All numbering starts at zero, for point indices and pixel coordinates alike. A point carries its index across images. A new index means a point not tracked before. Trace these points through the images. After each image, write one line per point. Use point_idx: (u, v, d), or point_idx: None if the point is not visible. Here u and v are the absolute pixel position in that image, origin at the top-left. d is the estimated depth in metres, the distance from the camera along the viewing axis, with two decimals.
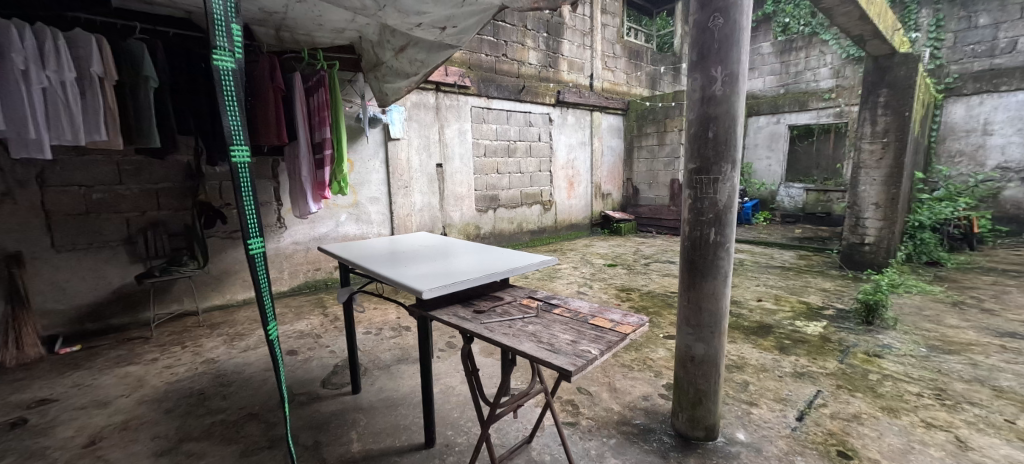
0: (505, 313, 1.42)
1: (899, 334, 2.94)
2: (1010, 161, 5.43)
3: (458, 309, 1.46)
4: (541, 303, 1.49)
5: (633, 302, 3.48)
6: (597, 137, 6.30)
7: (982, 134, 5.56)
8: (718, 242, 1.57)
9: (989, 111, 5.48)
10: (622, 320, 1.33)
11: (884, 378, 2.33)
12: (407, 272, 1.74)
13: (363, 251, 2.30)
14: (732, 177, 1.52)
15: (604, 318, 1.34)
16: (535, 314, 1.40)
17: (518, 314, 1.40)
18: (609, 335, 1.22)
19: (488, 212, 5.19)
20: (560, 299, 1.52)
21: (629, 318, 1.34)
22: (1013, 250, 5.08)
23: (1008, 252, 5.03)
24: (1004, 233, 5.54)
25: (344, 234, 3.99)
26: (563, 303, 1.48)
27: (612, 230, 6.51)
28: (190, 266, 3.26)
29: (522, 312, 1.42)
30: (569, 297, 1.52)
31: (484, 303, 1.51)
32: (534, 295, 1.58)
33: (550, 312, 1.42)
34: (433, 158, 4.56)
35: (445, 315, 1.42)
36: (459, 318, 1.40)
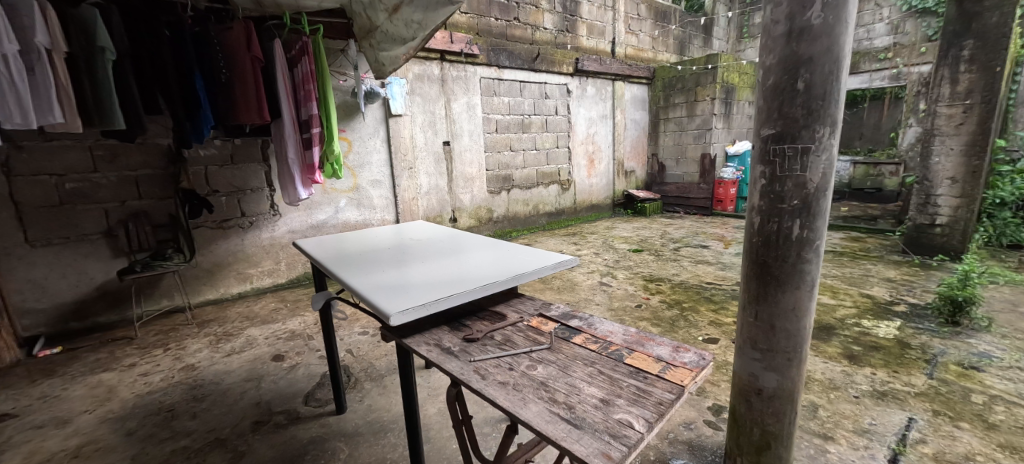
0: (504, 343, 0.99)
1: (996, 339, 2.50)
2: None
3: (442, 335, 1.04)
4: (555, 326, 1.06)
5: (664, 296, 3.01)
6: (620, 109, 5.74)
7: None
8: (804, 240, 1.12)
9: None
10: (674, 357, 0.90)
11: (992, 402, 1.92)
12: (382, 278, 1.31)
13: (344, 247, 1.89)
14: (830, 146, 1.06)
15: (646, 353, 0.91)
16: (547, 346, 0.96)
17: (523, 346, 0.97)
18: (657, 390, 0.79)
19: (501, 194, 4.78)
20: (583, 319, 1.09)
21: (684, 355, 0.91)
22: None
23: None
24: None
25: (344, 222, 3.60)
26: (586, 327, 1.04)
27: (636, 210, 6.01)
28: (175, 260, 2.77)
29: (530, 343, 0.99)
30: (594, 316, 1.09)
31: (481, 325, 1.09)
32: (545, 313, 1.15)
33: (568, 341, 0.99)
34: (440, 135, 4.13)
35: (422, 345, 1.00)
36: (439, 350, 0.97)
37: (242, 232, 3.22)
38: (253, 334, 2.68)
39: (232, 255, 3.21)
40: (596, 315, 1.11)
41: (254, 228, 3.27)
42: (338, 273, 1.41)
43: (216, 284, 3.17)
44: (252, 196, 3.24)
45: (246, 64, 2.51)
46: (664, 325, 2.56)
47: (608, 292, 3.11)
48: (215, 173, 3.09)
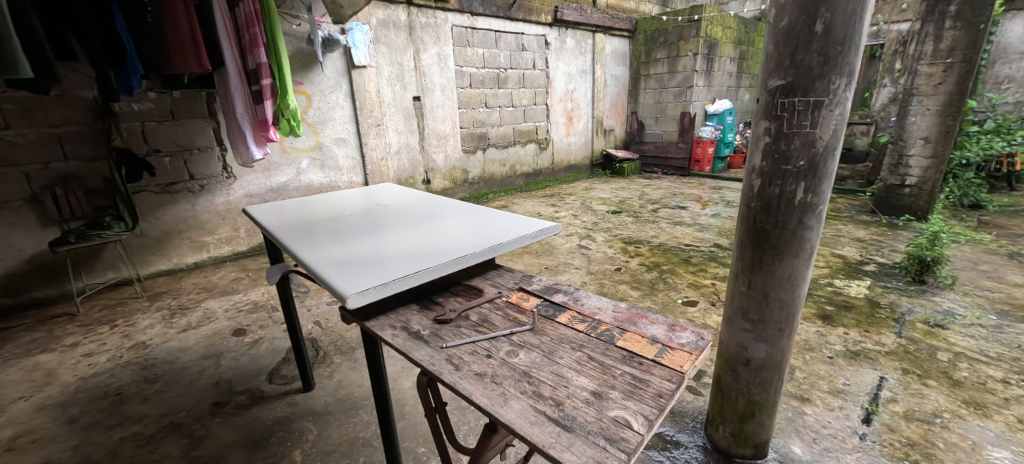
0: (482, 325, 0.87)
1: (958, 296, 2.57)
2: None
3: (411, 317, 0.92)
4: (537, 303, 0.95)
5: (644, 259, 2.96)
6: (600, 64, 5.49)
7: None
8: (807, 206, 1.03)
9: None
10: (669, 338, 0.81)
11: (957, 359, 1.97)
12: (341, 250, 1.16)
13: (302, 213, 1.71)
14: (845, 100, 0.95)
15: (638, 334, 0.82)
16: (530, 327, 0.85)
17: (502, 329, 0.85)
18: (655, 379, 0.69)
19: (476, 154, 4.56)
20: (569, 294, 0.99)
21: (680, 335, 0.82)
22: None
23: None
24: None
25: (308, 184, 3.33)
26: (572, 303, 0.94)
27: (614, 171, 5.91)
28: (115, 229, 2.48)
29: (510, 324, 0.87)
30: (581, 290, 0.99)
31: (454, 303, 0.97)
32: (525, 287, 1.04)
33: (552, 320, 0.88)
34: (409, 90, 3.84)
35: (387, 329, 0.88)
36: (406, 335, 0.85)
37: (192, 196, 2.91)
38: (211, 307, 2.47)
39: (184, 222, 2.92)
40: (583, 289, 1.01)
41: (206, 192, 2.96)
42: (291, 243, 1.25)
43: (168, 254, 2.90)
44: (201, 157, 2.90)
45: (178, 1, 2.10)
46: (644, 288, 2.52)
47: (587, 255, 3.03)
48: (154, 130, 2.71)
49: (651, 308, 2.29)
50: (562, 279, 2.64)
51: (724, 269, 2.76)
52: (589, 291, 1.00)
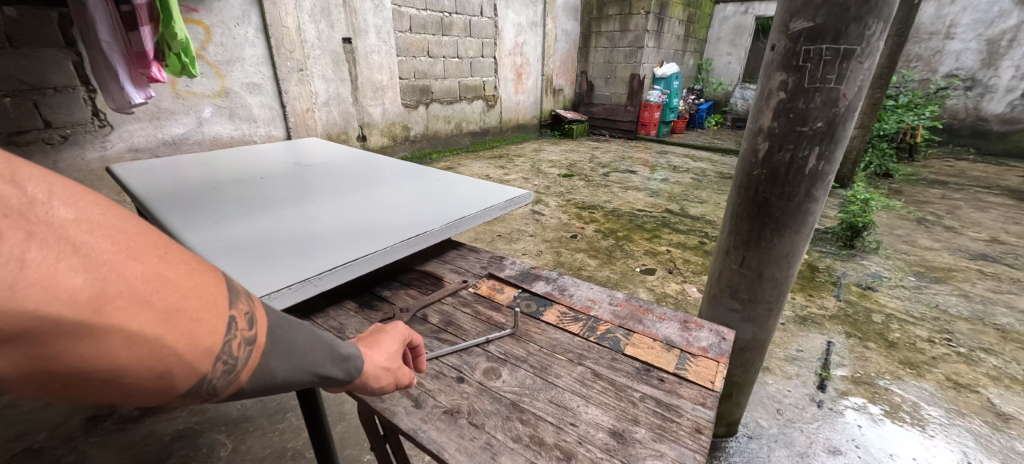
0: (444, 331, 0.74)
1: (882, 260, 2.74)
2: (962, 68, 4.97)
3: (348, 321, 0.77)
4: (522, 299, 0.81)
5: (599, 225, 2.84)
6: (551, 16, 5.17)
7: (944, 38, 5.02)
8: (816, 175, 0.90)
9: (956, 12, 4.89)
10: (684, 339, 0.70)
11: (889, 321, 2.07)
12: (247, 227, 0.88)
13: (201, 170, 1.36)
14: (875, 52, 0.80)
15: (646, 335, 0.70)
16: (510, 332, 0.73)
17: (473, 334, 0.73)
18: (683, 399, 0.60)
19: (418, 108, 4.16)
20: (555, 283, 0.86)
21: (696, 335, 0.71)
22: (946, 162, 4.86)
23: (943, 164, 4.81)
24: (935, 142, 5.26)
25: (213, 137, 2.80)
26: (560, 296, 0.81)
27: (563, 132, 5.75)
28: None
29: (484, 327, 0.75)
30: (566, 277, 0.86)
31: (404, 300, 0.83)
32: (498, 276, 0.89)
33: (534, 318, 0.76)
34: (337, 30, 3.32)
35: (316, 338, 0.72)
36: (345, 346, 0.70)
37: (50, 150, 2.26)
38: None
39: None
40: (570, 276, 0.88)
41: (70, 145, 2.32)
42: (176, 213, 0.95)
43: None
44: (58, 99, 2.23)
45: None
46: (601, 257, 2.41)
47: (540, 222, 2.86)
48: None
49: (611, 278, 2.19)
50: (516, 248, 2.46)
51: (677, 235, 2.72)
52: (579, 279, 0.87)
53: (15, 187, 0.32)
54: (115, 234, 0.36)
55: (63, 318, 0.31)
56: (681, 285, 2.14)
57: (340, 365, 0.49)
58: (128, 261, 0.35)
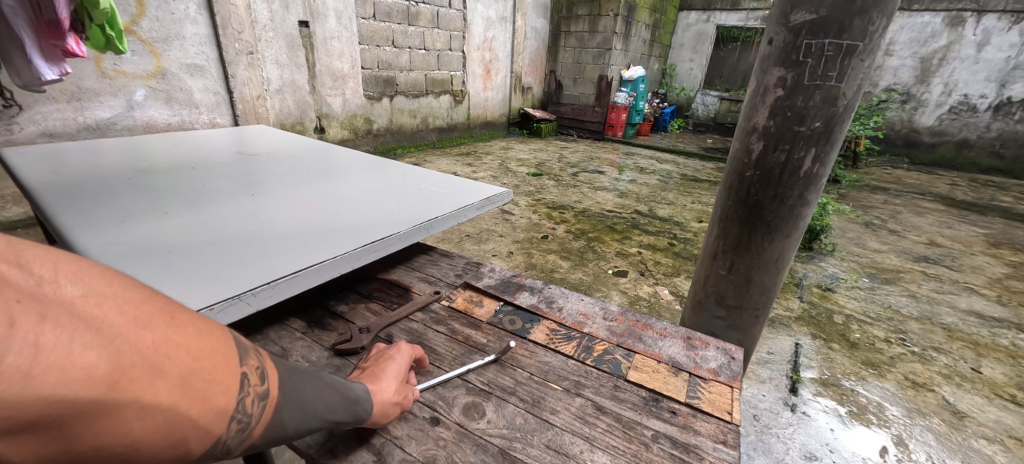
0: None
1: (838, 262, 2.84)
2: (899, 83, 5.28)
3: (292, 346, 0.72)
4: (519, 317, 0.83)
5: (570, 225, 2.79)
6: (521, 13, 5.09)
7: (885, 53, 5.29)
8: (811, 178, 0.86)
9: (896, 31, 5.17)
10: (693, 360, 0.75)
11: (849, 321, 2.13)
12: (168, 226, 0.75)
13: (123, 156, 1.18)
14: (878, 47, 0.76)
15: (652, 355, 0.75)
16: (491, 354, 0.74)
17: (449, 360, 0.73)
18: (701, 426, 0.63)
19: (382, 101, 3.96)
20: (540, 295, 0.89)
21: (705, 354, 0.77)
22: (886, 170, 5.16)
23: (883, 171, 5.10)
24: (875, 151, 5.57)
25: (147, 123, 2.51)
26: (553, 312, 0.84)
27: (531, 131, 5.69)
28: None
29: (461, 351, 0.75)
30: (552, 289, 0.90)
31: (364, 318, 0.80)
32: (483, 287, 0.90)
33: (527, 339, 0.78)
34: (293, 13, 3.08)
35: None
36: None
37: None
38: None
39: None
40: (554, 286, 0.92)
41: None
42: (76, 206, 0.79)
43: None
44: None
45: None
46: (573, 258, 2.35)
47: (510, 222, 2.77)
48: None
49: (583, 280, 2.13)
50: (486, 249, 2.36)
51: (647, 237, 2.71)
52: (566, 289, 0.91)
53: (24, 273, 0.36)
54: (125, 308, 0.40)
55: (81, 398, 0.35)
56: (653, 288, 2.11)
57: (349, 410, 0.55)
58: (139, 334, 0.40)
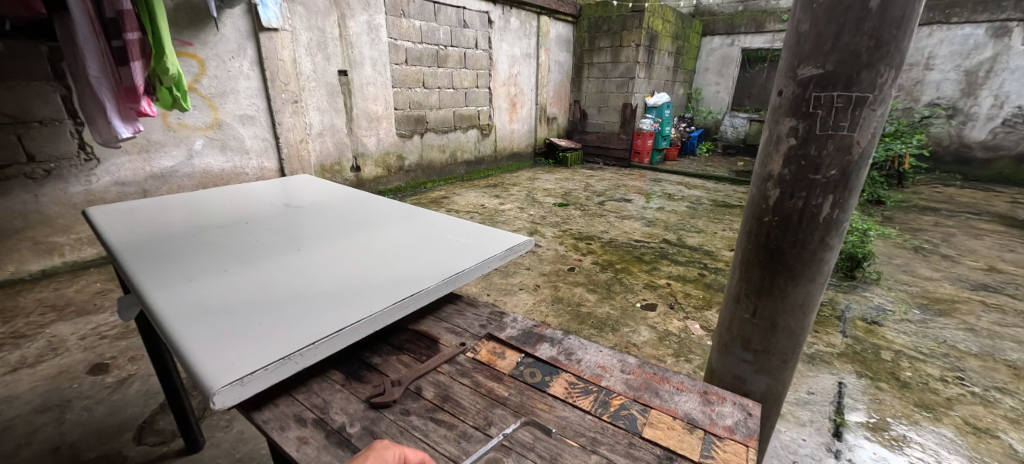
0: (441, 409, 0.76)
1: (884, 291, 2.70)
2: (943, 97, 5.06)
3: (332, 398, 0.77)
4: (537, 369, 0.85)
5: (597, 257, 2.80)
6: (544, 48, 5.27)
7: (924, 68, 5.11)
8: (831, 224, 0.87)
9: (935, 45, 5.00)
10: (708, 416, 0.76)
11: (899, 358, 2.02)
12: (228, 285, 0.84)
13: (186, 213, 1.31)
14: (890, 96, 0.77)
15: (668, 410, 0.76)
16: (512, 407, 0.76)
17: (473, 413, 0.75)
18: None
19: (413, 138, 4.15)
20: (560, 347, 0.91)
21: (722, 410, 0.77)
22: (935, 188, 4.90)
23: (932, 190, 4.84)
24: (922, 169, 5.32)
25: (203, 170, 2.74)
26: (570, 364, 0.86)
27: (557, 160, 5.77)
28: None
29: (484, 404, 0.77)
30: (572, 340, 0.92)
31: (397, 371, 0.84)
32: (504, 339, 0.93)
33: (546, 392, 0.79)
34: (333, 63, 3.33)
35: (294, 424, 0.72)
36: (332, 430, 0.71)
37: (33, 184, 2.20)
38: (61, 333, 1.85)
39: (22, 217, 2.20)
40: (575, 337, 0.94)
41: (54, 179, 2.26)
42: (150, 266, 0.89)
43: None
44: (44, 132, 2.20)
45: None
46: (601, 291, 2.35)
47: (537, 254, 2.80)
48: None
49: (611, 314, 2.12)
50: (514, 282, 2.39)
51: (676, 267, 2.68)
52: (585, 340, 0.93)
53: None
54: None
55: None
56: (683, 322, 2.07)
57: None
58: None
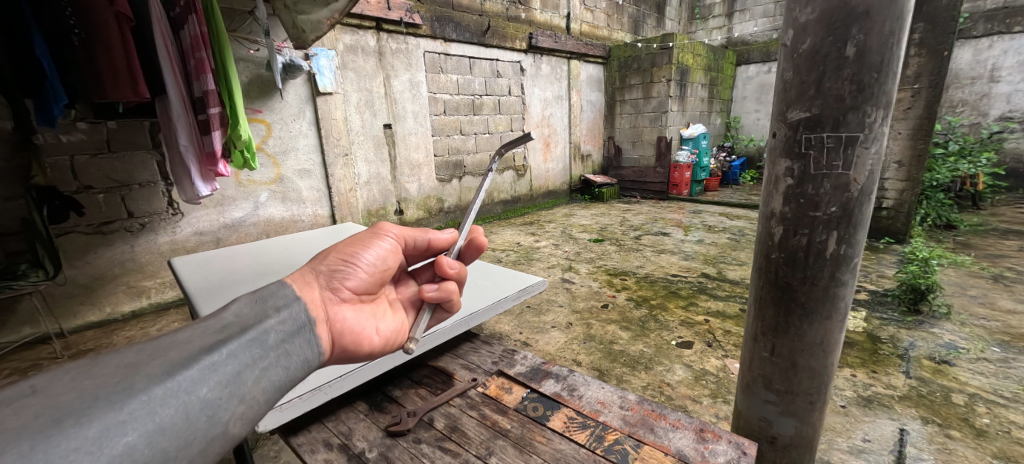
0: (448, 438, 0.91)
1: (956, 327, 2.32)
2: (1016, 110, 4.64)
3: (355, 426, 0.96)
4: (539, 402, 0.98)
5: (631, 293, 2.78)
6: (576, 89, 5.46)
7: (988, 81, 4.75)
8: (840, 259, 0.89)
9: (998, 56, 4.65)
10: (701, 453, 0.82)
11: (974, 403, 1.74)
12: None
13: (254, 263, 1.51)
14: (880, 134, 0.83)
15: (661, 446, 0.83)
16: (512, 439, 0.89)
17: (477, 443, 0.89)
18: None
19: (452, 181, 4.37)
20: (564, 383, 1.03)
21: (716, 448, 0.83)
22: (1019, 209, 4.41)
23: (1016, 211, 4.36)
24: (1002, 188, 4.82)
25: (266, 219, 3.03)
26: (569, 397, 0.98)
27: (593, 196, 5.82)
28: (32, 277, 1.97)
29: (487, 434, 0.91)
30: (573, 377, 1.04)
31: (414, 402, 1.03)
32: (510, 375, 1.09)
33: (546, 426, 0.91)
34: (379, 117, 3.64)
35: (323, 447, 0.91)
36: (355, 452, 0.89)
37: (131, 236, 2.54)
38: None
39: (120, 264, 2.53)
40: (578, 374, 1.06)
41: (147, 231, 2.59)
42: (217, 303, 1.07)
43: (99, 302, 2.49)
44: (142, 192, 2.55)
45: (112, 24, 1.72)
46: (634, 328, 2.32)
47: (571, 291, 2.83)
48: (86, 164, 2.37)
49: (644, 352, 2.09)
50: (546, 320, 2.42)
51: (715, 302, 2.60)
52: (588, 377, 1.04)
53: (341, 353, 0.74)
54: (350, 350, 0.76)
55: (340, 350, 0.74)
56: (722, 361, 2.00)
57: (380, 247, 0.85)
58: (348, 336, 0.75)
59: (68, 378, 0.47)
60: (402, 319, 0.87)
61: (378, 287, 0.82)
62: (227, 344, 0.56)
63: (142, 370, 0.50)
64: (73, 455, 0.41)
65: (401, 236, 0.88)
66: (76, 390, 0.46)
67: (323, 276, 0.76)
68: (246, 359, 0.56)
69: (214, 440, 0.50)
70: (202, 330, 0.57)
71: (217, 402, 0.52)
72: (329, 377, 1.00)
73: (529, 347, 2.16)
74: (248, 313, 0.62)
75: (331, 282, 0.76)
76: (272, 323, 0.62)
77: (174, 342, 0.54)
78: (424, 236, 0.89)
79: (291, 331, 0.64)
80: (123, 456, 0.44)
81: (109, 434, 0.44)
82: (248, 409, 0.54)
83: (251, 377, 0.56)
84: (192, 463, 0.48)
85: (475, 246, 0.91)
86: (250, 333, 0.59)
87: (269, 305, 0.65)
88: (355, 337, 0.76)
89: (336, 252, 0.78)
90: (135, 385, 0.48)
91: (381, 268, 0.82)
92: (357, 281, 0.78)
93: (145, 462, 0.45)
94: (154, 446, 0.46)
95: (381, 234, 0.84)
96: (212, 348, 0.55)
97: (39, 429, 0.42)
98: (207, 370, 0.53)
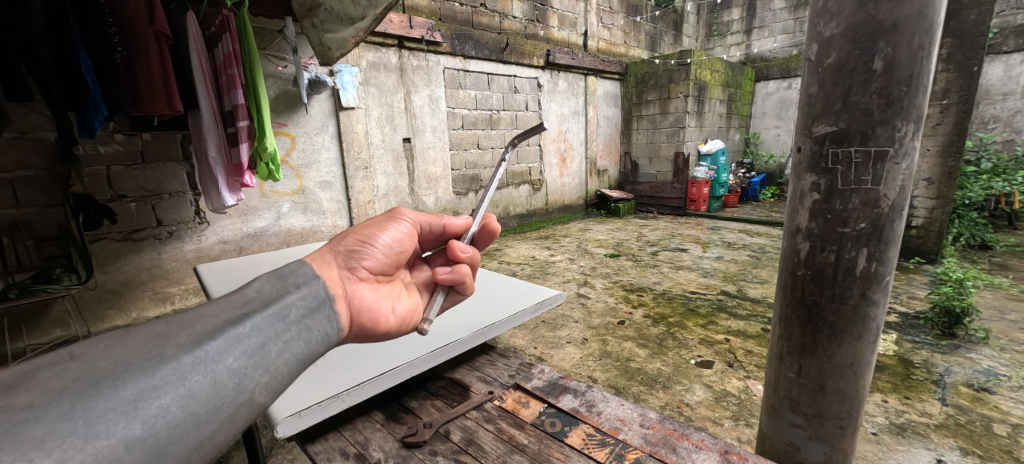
0: (463, 451, 0.90)
1: (995, 352, 2.20)
2: None
3: (371, 436, 0.96)
4: (557, 418, 0.96)
5: (648, 309, 2.73)
6: (592, 105, 5.48)
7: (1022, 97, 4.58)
8: (873, 276, 0.86)
9: None
10: None
11: (1018, 434, 1.64)
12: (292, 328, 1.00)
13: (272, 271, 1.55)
14: (909, 149, 0.81)
15: None
16: (529, 454, 0.87)
17: (492, 457, 0.87)
18: None
19: (468, 195, 4.40)
20: (582, 399, 1.01)
21: None
22: None
23: None
24: None
25: (287, 229, 3.10)
26: (588, 414, 0.96)
27: (609, 211, 5.79)
28: (65, 282, 2.04)
29: (503, 449, 0.89)
30: (590, 393, 1.02)
31: (429, 413, 1.02)
32: (525, 389, 1.07)
33: (564, 442, 0.89)
34: (399, 132, 3.71)
35: (338, 456, 0.91)
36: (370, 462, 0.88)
37: (159, 243, 2.63)
38: None
39: (148, 271, 2.61)
40: (596, 390, 1.03)
41: (174, 239, 2.67)
42: None
43: (126, 308, 2.56)
44: (171, 202, 2.64)
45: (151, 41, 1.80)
46: (652, 346, 2.27)
47: (586, 306, 2.80)
48: (120, 174, 2.47)
49: (662, 371, 2.04)
50: (561, 335, 2.39)
51: (736, 321, 2.53)
52: (606, 394, 1.02)
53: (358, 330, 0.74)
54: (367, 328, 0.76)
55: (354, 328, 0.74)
56: (743, 382, 1.93)
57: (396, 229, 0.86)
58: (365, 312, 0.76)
59: (102, 346, 0.48)
60: (417, 301, 0.88)
61: (393, 269, 0.83)
62: (250, 318, 0.57)
63: (172, 340, 0.51)
64: (111, 415, 0.43)
65: (416, 220, 0.89)
66: (110, 356, 0.47)
67: (341, 256, 0.77)
68: (269, 333, 0.57)
69: (240, 408, 0.52)
70: (227, 305, 0.58)
71: (243, 372, 0.53)
72: (348, 385, 1.01)
73: (544, 362, 2.13)
74: (270, 290, 0.62)
75: (349, 262, 0.77)
76: (293, 299, 0.62)
77: (197, 318, 0.55)
78: (439, 221, 0.91)
79: (312, 308, 0.64)
80: (157, 418, 0.45)
81: (143, 396, 0.45)
82: (272, 378, 0.56)
83: (275, 350, 0.56)
84: (222, 426, 0.50)
85: (488, 232, 0.91)
86: (272, 308, 0.59)
87: (290, 283, 0.65)
88: (372, 314, 0.76)
89: (354, 234, 0.80)
90: (166, 353, 0.49)
91: (396, 250, 0.83)
92: (373, 262, 0.80)
93: (177, 424, 0.46)
94: (186, 409, 0.47)
95: (397, 217, 0.86)
96: (237, 321, 0.56)
97: (79, 390, 0.43)
98: (232, 342, 0.53)
